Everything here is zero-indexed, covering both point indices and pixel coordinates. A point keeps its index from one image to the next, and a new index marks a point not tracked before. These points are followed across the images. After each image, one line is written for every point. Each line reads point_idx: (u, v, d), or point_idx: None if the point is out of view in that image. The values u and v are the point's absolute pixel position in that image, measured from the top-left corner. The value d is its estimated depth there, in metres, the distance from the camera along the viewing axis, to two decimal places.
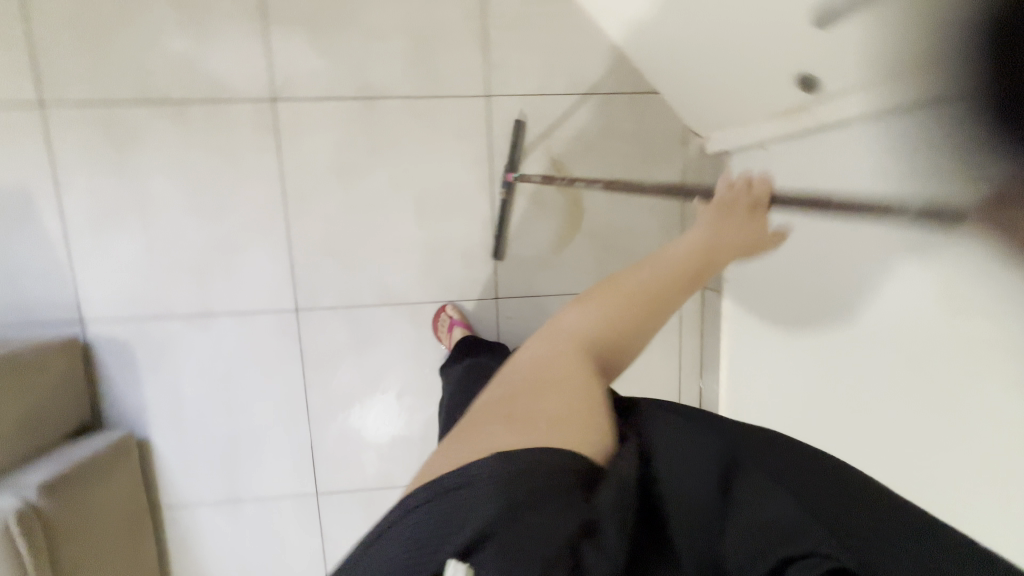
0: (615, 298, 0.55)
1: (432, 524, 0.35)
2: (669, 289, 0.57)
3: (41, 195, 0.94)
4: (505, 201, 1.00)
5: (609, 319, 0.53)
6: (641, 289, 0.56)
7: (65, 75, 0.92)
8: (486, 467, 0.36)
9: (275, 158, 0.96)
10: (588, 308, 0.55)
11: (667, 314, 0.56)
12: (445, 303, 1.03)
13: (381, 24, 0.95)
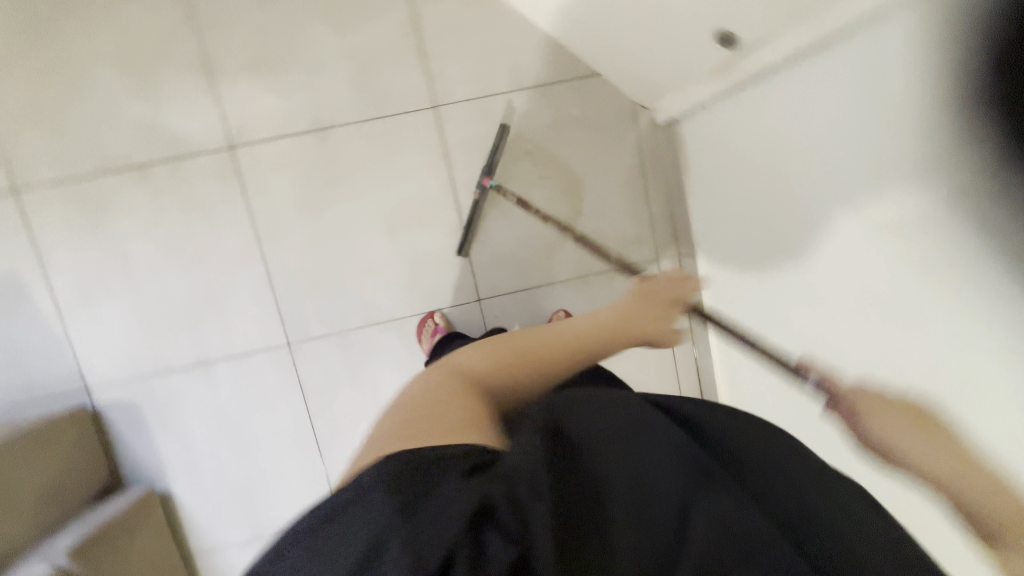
0: (505, 347, 0.59)
1: (330, 543, 0.36)
2: (559, 340, 0.60)
3: (27, 276, 0.97)
4: (477, 202, 1.05)
5: (495, 362, 0.58)
6: (537, 340, 0.59)
7: (32, 159, 0.96)
8: (379, 483, 0.38)
9: (244, 201, 1.01)
10: (480, 352, 0.60)
11: (554, 365, 0.58)
12: (432, 310, 1.07)
13: (323, 59, 1.00)
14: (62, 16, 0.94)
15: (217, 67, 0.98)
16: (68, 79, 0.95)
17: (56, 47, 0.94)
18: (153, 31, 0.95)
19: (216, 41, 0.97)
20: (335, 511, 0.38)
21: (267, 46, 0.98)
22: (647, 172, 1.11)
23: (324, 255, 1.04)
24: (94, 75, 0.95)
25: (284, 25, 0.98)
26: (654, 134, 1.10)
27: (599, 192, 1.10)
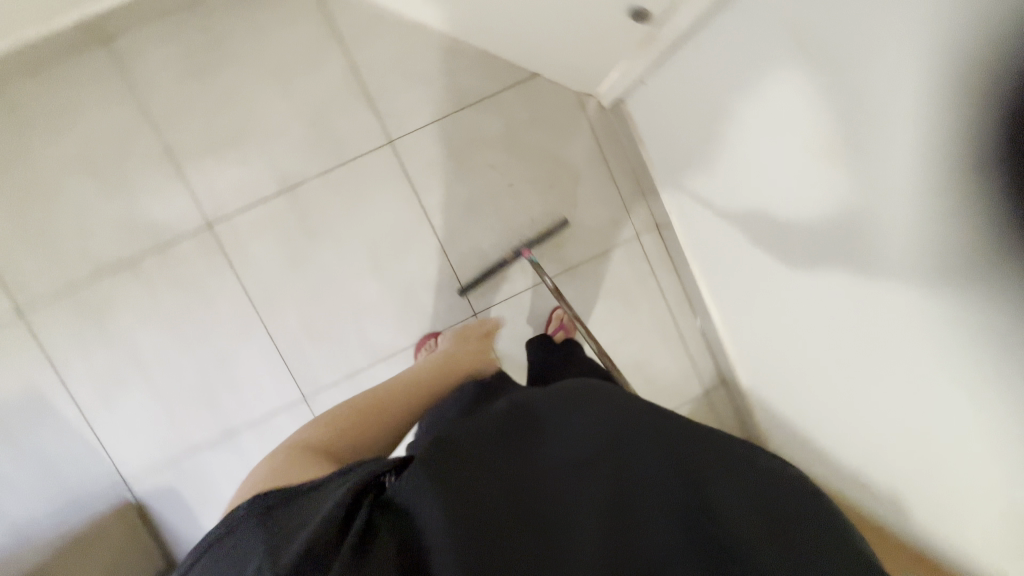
0: (345, 409, 0.63)
1: (230, 555, 0.39)
2: (393, 393, 0.66)
3: (48, 388, 1.02)
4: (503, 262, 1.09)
5: (335, 425, 0.59)
6: (364, 402, 0.64)
7: (29, 278, 1.01)
8: (268, 510, 0.41)
9: (232, 272, 1.05)
10: (317, 424, 0.60)
11: (397, 410, 0.64)
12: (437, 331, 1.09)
13: (276, 122, 1.04)
14: (29, 140, 0.99)
15: (180, 153, 1.02)
16: (47, 197, 1.00)
17: (30, 170, 1.00)
18: (115, 134, 1.00)
19: (174, 129, 1.02)
20: (233, 529, 0.41)
21: (222, 122, 1.03)
22: (607, 155, 1.14)
23: (318, 305, 1.07)
24: (69, 187, 1.00)
25: (233, 99, 1.02)
26: (603, 118, 1.13)
27: (565, 185, 1.13)
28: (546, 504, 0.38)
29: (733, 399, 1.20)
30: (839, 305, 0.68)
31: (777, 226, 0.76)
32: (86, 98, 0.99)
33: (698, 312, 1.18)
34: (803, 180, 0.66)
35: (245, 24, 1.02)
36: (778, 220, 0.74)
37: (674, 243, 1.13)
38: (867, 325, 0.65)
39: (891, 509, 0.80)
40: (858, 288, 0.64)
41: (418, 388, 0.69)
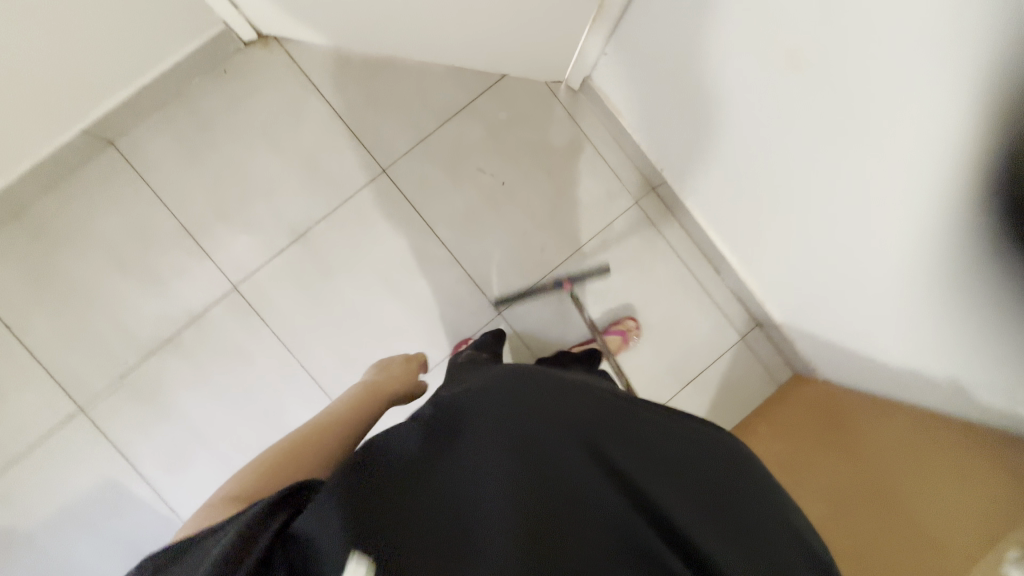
0: (286, 441, 0.67)
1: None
2: (329, 419, 0.74)
3: (120, 474, 1.07)
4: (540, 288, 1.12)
5: (283, 451, 0.65)
6: (304, 431, 0.70)
7: (83, 375, 1.07)
8: (186, 548, 0.43)
9: (266, 327, 1.10)
10: (258, 460, 0.64)
11: (337, 429, 0.72)
12: (467, 337, 1.14)
13: (276, 179, 1.10)
14: (57, 248, 1.06)
15: (195, 228, 1.09)
16: (85, 296, 1.07)
17: (65, 275, 1.06)
18: (133, 225, 1.07)
19: (186, 208, 1.08)
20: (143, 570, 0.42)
21: (227, 190, 1.09)
22: (588, 134, 1.17)
23: (353, 339, 1.12)
24: (102, 282, 1.07)
25: (233, 167, 1.09)
26: (575, 101, 1.17)
27: (555, 173, 1.17)
28: (480, 507, 0.44)
29: (771, 338, 1.20)
30: (881, 191, 0.70)
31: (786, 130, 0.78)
32: (101, 198, 1.07)
33: (715, 261, 1.19)
34: (786, 98, 0.75)
35: (229, 97, 1.09)
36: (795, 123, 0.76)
37: (673, 200, 1.17)
38: (916, 207, 0.67)
39: (946, 393, 0.80)
40: (900, 171, 0.66)
41: (352, 412, 0.78)
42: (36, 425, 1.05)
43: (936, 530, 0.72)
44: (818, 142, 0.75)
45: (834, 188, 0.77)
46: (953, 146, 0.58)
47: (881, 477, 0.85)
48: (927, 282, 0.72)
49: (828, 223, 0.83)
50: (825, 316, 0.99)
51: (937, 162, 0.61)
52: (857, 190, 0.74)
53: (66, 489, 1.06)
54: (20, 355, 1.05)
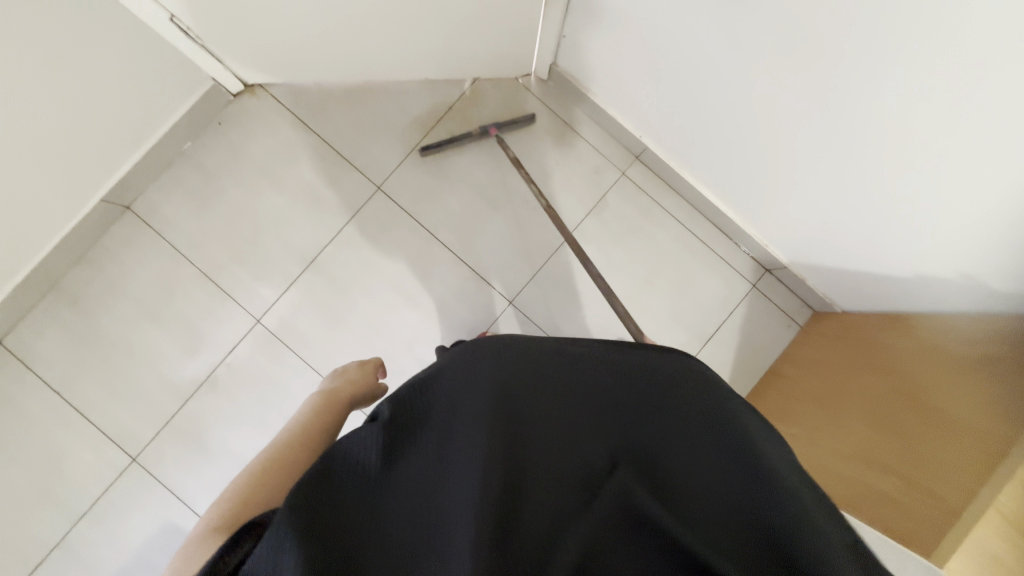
0: (246, 471, 0.67)
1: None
2: (287, 437, 0.73)
3: (178, 516, 1.11)
4: (469, 136, 1.17)
5: (242, 485, 0.64)
6: (263, 456, 0.69)
7: (132, 427, 1.13)
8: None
9: (294, 353, 1.15)
10: (221, 500, 0.64)
11: (299, 446, 0.72)
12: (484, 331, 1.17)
13: (280, 213, 1.17)
14: (95, 313, 1.14)
15: (214, 272, 1.15)
16: (125, 353, 1.14)
17: (104, 336, 1.14)
18: (157, 279, 1.15)
19: (203, 255, 1.15)
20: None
21: (238, 232, 1.16)
22: (566, 118, 1.22)
23: (375, 351, 1.16)
24: (137, 337, 1.14)
25: (239, 210, 1.16)
26: (548, 90, 1.22)
27: (540, 159, 1.21)
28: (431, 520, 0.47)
29: (784, 280, 1.20)
30: (859, 102, 0.73)
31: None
32: (126, 259, 1.14)
33: (712, 216, 1.21)
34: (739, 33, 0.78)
35: (227, 146, 1.17)
36: (755, 59, 0.80)
37: (658, 164, 1.19)
38: (897, 110, 0.69)
39: (967, 289, 0.81)
40: (874, 80, 0.69)
41: (314, 424, 0.77)
42: (95, 482, 1.11)
43: (972, 419, 0.71)
44: (779, 65, 0.78)
45: (805, 107, 0.80)
46: (907, 25, 0.61)
47: (913, 389, 0.84)
48: (917, 167, 0.73)
49: (807, 143, 0.85)
50: (829, 243, 0.99)
51: (911, 68, 0.64)
52: (827, 100, 0.76)
53: (129, 539, 1.10)
54: (73, 417, 1.12)
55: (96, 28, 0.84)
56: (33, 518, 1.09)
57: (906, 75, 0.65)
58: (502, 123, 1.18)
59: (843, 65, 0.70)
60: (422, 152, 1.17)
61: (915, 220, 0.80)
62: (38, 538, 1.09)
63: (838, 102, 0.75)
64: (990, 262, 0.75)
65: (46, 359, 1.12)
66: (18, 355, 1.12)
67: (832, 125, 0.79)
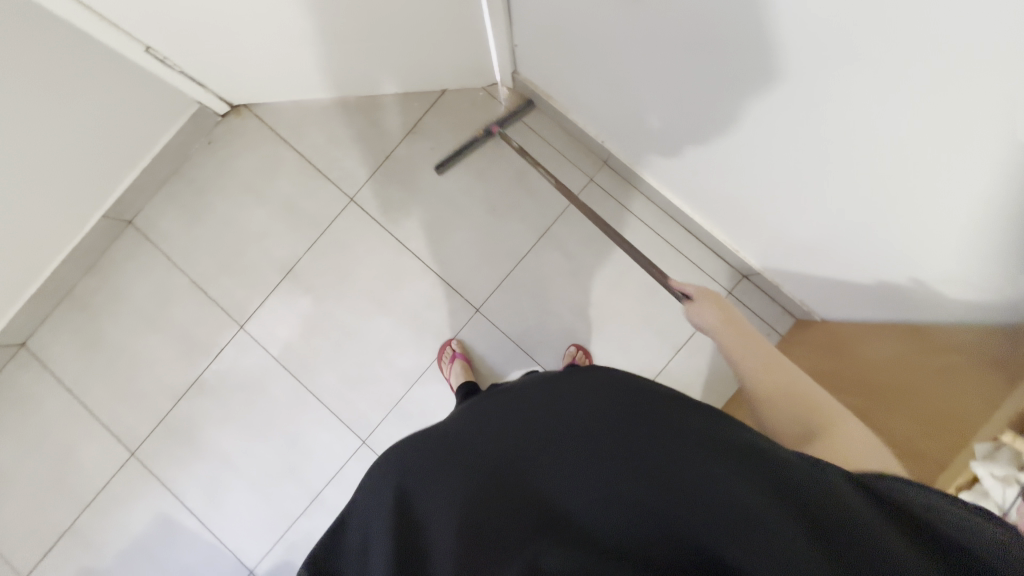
0: None
1: None
2: None
3: (168, 506, 1.20)
4: (476, 142, 1.20)
5: None
6: None
7: (131, 424, 1.22)
8: None
9: (271, 357, 1.22)
10: None
11: None
12: (450, 338, 1.20)
13: (259, 226, 1.24)
14: (100, 318, 1.24)
15: (203, 281, 1.24)
16: (126, 355, 1.24)
17: (107, 339, 1.24)
18: (153, 287, 1.24)
19: (194, 265, 1.24)
20: None
21: (226, 244, 1.24)
22: (533, 125, 1.23)
23: (349, 356, 1.21)
24: (137, 341, 1.24)
25: (227, 222, 1.24)
26: (515, 98, 1.23)
27: (506, 167, 1.22)
28: None
29: (760, 286, 1.15)
30: (795, 101, 0.67)
31: (674, 66, 0.78)
32: (128, 268, 1.25)
33: (682, 220, 1.17)
34: (660, 37, 0.75)
35: (216, 163, 1.25)
36: (674, 60, 0.77)
37: (625, 169, 1.17)
38: (815, 105, 0.65)
39: (933, 297, 0.74)
40: (804, 80, 0.63)
41: None
42: (100, 474, 1.21)
43: (924, 444, 0.69)
44: (699, 67, 0.74)
45: (733, 105, 0.76)
46: (784, 24, 0.58)
47: (891, 401, 0.79)
48: (855, 154, 0.66)
49: (747, 141, 0.81)
50: (793, 247, 0.94)
51: (832, 72, 0.58)
52: (750, 100, 0.72)
53: (129, 528, 1.20)
54: (80, 412, 1.23)
55: (69, 67, 0.92)
56: (46, 503, 1.20)
57: (831, 77, 0.59)
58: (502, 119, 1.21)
59: (751, 65, 0.67)
60: (438, 169, 1.20)
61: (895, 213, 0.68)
62: (52, 524, 1.20)
63: (761, 99, 0.71)
64: (938, 273, 0.70)
65: (60, 360, 1.24)
66: (38, 356, 1.24)
67: (778, 128, 0.73)
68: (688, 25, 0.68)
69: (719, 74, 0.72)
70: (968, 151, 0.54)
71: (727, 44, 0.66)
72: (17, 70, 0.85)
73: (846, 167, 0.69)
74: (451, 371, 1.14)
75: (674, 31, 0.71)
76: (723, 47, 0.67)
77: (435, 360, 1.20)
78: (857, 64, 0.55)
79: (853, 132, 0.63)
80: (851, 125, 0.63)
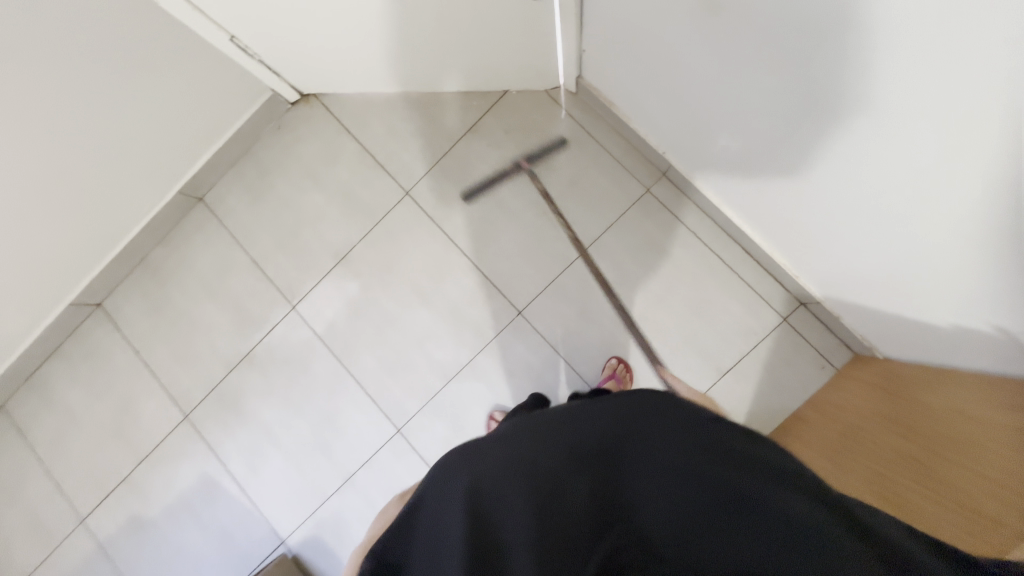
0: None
1: None
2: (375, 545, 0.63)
3: (212, 469, 1.27)
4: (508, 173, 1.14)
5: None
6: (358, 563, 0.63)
7: (186, 387, 1.30)
8: None
9: (317, 339, 1.26)
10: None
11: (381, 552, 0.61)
12: (494, 412, 1.19)
13: (317, 211, 1.28)
14: (166, 286, 1.33)
15: (261, 260, 1.30)
16: (186, 323, 1.31)
17: (170, 306, 1.32)
18: (215, 261, 1.31)
19: (254, 244, 1.30)
20: None
21: (284, 226, 1.29)
22: (593, 131, 1.21)
23: (390, 345, 1.24)
24: (197, 310, 1.31)
25: (288, 206, 1.30)
26: (577, 103, 1.22)
27: (560, 172, 1.21)
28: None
29: (818, 316, 1.10)
30: (847, 129, 0.67)
31: (742, 84, 0.77)
32: (195, 242, 1.33)
33: (739, 239, 1.13)
34: (732, 56, 0.74)
35: (283, 148, 1.31)
36: (742, 78, 0.76)
37: (683, 182, 1.14)
38: (875, 135, 0.64)
39: (1007, 345, 0.70)
40: (878, 113, 0.62)
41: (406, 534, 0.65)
42: (155, 431, 1.30)
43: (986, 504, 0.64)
44: (765, 89, 0.74)
45: (795, 131, 0.76)
46: (848, 52, 0.59)
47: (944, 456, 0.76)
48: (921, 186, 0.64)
49: (807, 168, 0.80)
50: (858, 278, 0.89)
51: (895, 100, 0.58)
52: (814, 126, 0.72)
53: (176, 484, 1.28)
54: (142, 371, 1.32)
55: (158, 48, 0.98)
56: (106, 451, 1.30)
57: (901, 111, 0.59)
58: (534, 154, 1.14)
59: (818, 92, 0.67)
60: (465, 199, 1.14)
61: (970, 248, 0.64)
62: (111, 472, 1.30)
63: (824, 128, 0.71)
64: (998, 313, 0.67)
65: (130, 320, 1.33)
66: (111, 316, 1.34)
67: (831, 156, 0.74)
68: (764, 42, 0.67)
69: (788, 96, 0.71)
70: (1007, 186, 0.54)
71: (797, 67, 0.66)
72: (111, 48, 0.92)
73: (909, 200, 0.67)
74: None
75: (742, 50, 0.71)
76: (793, 70, 0.67)
77: (473, 361, 1.21)
78: (917, 95, 0.56)
79: (912, 163, 0.63)
80: (914, 157, 0.62)
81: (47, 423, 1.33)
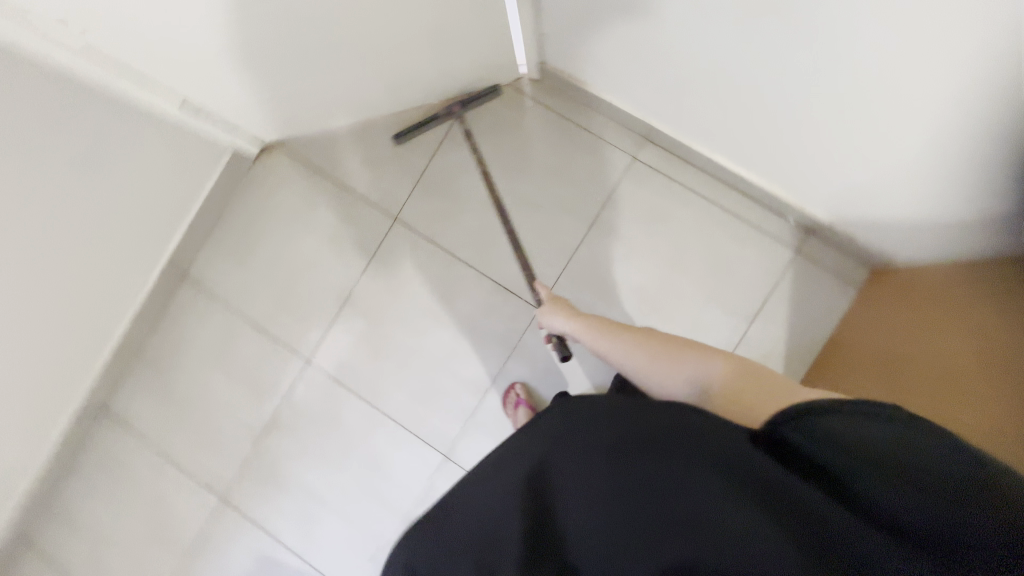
0: None
1: None
2: None
3: (266, 546, 1.22)
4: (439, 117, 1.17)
5: None
6: None
7: (217, 471, 1.24)
8: None
9: (341, 386, 1.22)
10: None
11: None
12: (513, 383, 1.17)
13: (308, 259, 1.24)
14: (170, 373, 1.26)
15: (262, 323, 1.25)
16: (200, 405, 1.26)
17: (179, 393, 1.26)
18: (215, 335, 1.26)
19: (252, 307, 1.25)
20: None
21: (278, 282, 1.25)
22: (565, 113, 1.20)
23: (417, 374, 1.20)
24: (208, 390, 1.25)
25: (276, 261, 1.25)
26: (543, 89, 1.21)
27: (543, 161, 1.20)
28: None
29: (829, 240, 1.11)
30: (819, 58, 0.67)
31: (710, 37, 0.76)
32: (189, 321, 1.27)
33: (736, 183, 1.13)
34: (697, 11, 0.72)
35: (256, 205, 1.26)
36: (710, 33, 0.75)
37: (668, 142, 1.13)
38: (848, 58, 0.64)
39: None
40: (848, 36, 0.61)
41: None
42: (195, 523, 1.24)
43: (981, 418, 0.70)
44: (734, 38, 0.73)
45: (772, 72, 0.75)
46: None
47: (946, 371, 0.80)
48: (906, 95, 0.64)
49: (787, 104, 0.80)
50: (864, 196, 0.90)
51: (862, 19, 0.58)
52: (788, 64, 0.72)
53: (231, 571, 1.22)
54: (166, 466, 1.25)
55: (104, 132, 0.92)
56: (149, 557, 1.24)
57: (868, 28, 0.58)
58: (471, 100, 1.17)
59: (785, 32, 0.66)
60: (394, 137, 1.20)
61: (968, 142, 0.64)
62: None
63: (796, 62, 0.70)
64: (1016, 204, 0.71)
65: (140, 418, 1.26)
66: (119, 418, 1.27)
67: (809, 99, 0.76)
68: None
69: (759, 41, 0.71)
70: (983, 99, 0.57)
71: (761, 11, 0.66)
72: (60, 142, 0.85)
73: (896, 110, 0.67)
74: (516, 419, 1.11)
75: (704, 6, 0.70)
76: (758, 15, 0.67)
77: (505, 368, 1.18)
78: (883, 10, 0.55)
79: (891, 75, 0.63)
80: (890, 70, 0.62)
81: (79, 546, 1.25)
